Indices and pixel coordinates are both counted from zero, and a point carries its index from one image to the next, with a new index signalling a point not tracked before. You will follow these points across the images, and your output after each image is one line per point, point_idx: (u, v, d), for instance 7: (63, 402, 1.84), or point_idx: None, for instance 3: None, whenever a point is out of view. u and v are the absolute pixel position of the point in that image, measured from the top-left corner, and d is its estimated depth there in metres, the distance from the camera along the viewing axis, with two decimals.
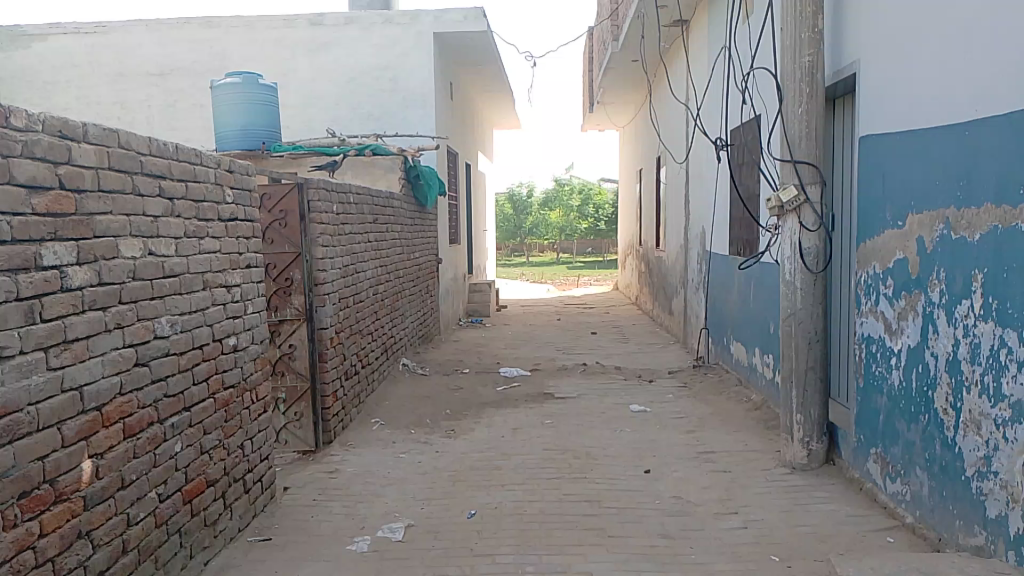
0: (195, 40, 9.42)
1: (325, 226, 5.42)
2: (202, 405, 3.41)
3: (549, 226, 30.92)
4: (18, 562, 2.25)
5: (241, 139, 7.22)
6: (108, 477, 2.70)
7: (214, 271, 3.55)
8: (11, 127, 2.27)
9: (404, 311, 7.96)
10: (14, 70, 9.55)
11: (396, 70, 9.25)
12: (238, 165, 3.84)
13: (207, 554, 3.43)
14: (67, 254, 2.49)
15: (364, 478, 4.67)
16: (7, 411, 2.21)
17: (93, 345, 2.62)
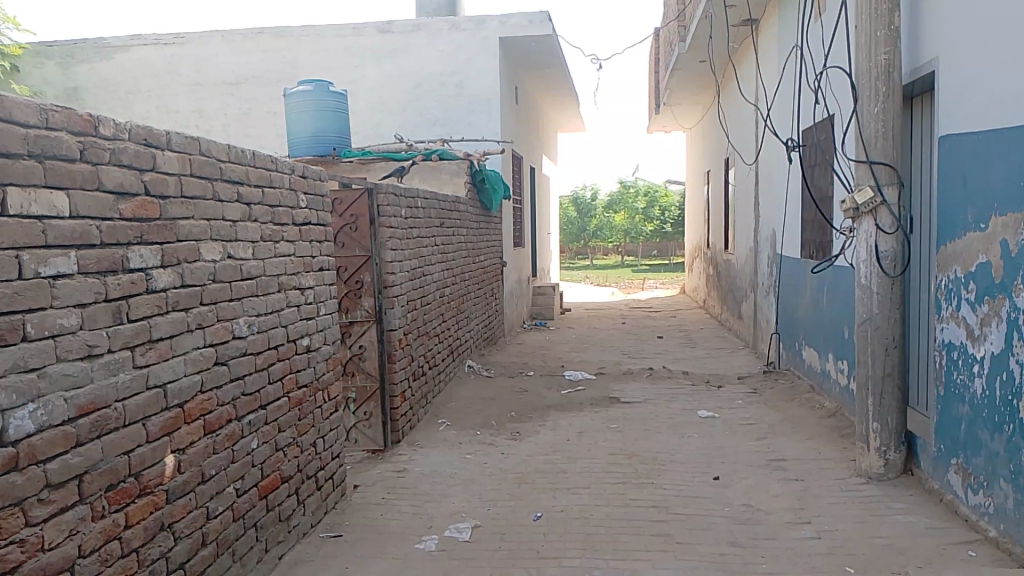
0: (267, 49, 9.70)
1: (394, 230, 5.51)
2: (277, 404, 3.51)
3: (614, 229, 30.73)
4: (106, 552, 2.35)
5: (312, 146, 7.40)
6: (189, 471, 2.80)
7: (289, 274, 3.65)
8: (101, 136, 2.38)
9: (470, 313, 8.02)
10: (98, 80, 9.97)
11: (462, 76, 9.34)
12: (311, 171, 3.94)
13: (282, 548, 3.52)
14: (152, 258, 2.59)
15: (432, 478, 4.72)
16: (96, 406, 2.31)
17: (175, 345, 2.72)
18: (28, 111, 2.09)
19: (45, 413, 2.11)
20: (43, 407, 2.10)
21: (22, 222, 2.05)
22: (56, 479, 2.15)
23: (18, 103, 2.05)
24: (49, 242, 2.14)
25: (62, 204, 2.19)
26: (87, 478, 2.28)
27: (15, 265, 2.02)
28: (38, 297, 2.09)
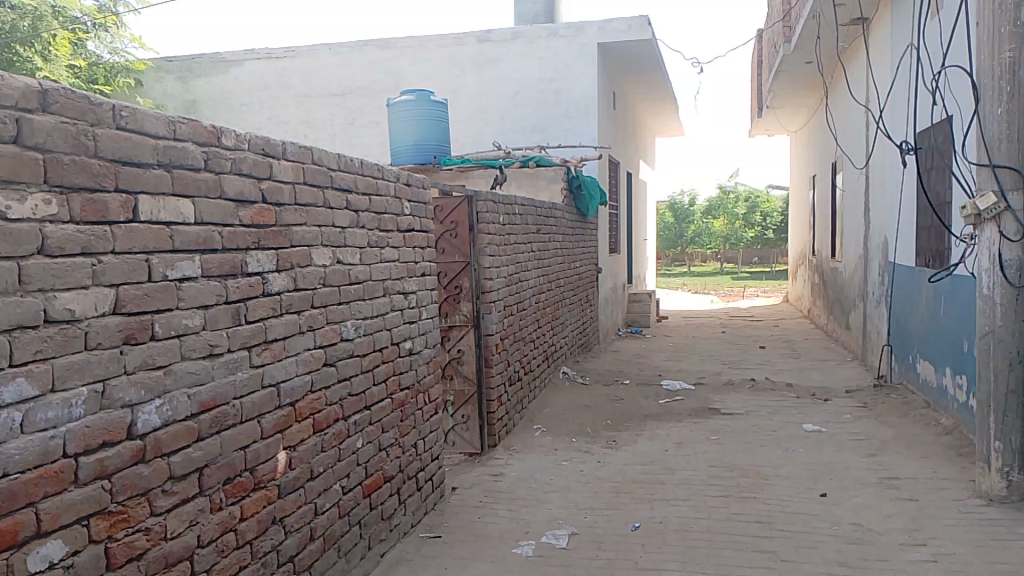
0: (372, 61, 10.01)
1: (494, 236, 5.58)
2: (381, 405, 3.61)
3: (713, 235, 30.09)
4: (223, 543, 2.47)
5: (414, 155, 7.57)
6: (299, 468, 2.91)
7: (393, 279, 3.75)
8: (223, 146, 2.51)
9: (565, 320, 8.03)
10: (214, 93, 10.48)
11: (561, 83, 9.35)
12: (415, 179, 4.04)
13: (383, 546, 3.61)
14: (268, 262, 2.72)
15: (528, 484, 4.74)
16: (216, 403, 2.43)
17: (289, 346, 2.84)
18: (158, 123, 2.22)
19: (170, 409, 2.23)
20: (168, 403, 2.23)
21: (152, 227, 2.17)
22: (179, 472, 2.27)
23: (149, 115, 2.19)
24: (176, 247, 2.27)
25: (188, 211, 2.32)
26: (207, 471, 2.40)
27: (145, 268, 2.14)
28: (165, 298, 2.22)
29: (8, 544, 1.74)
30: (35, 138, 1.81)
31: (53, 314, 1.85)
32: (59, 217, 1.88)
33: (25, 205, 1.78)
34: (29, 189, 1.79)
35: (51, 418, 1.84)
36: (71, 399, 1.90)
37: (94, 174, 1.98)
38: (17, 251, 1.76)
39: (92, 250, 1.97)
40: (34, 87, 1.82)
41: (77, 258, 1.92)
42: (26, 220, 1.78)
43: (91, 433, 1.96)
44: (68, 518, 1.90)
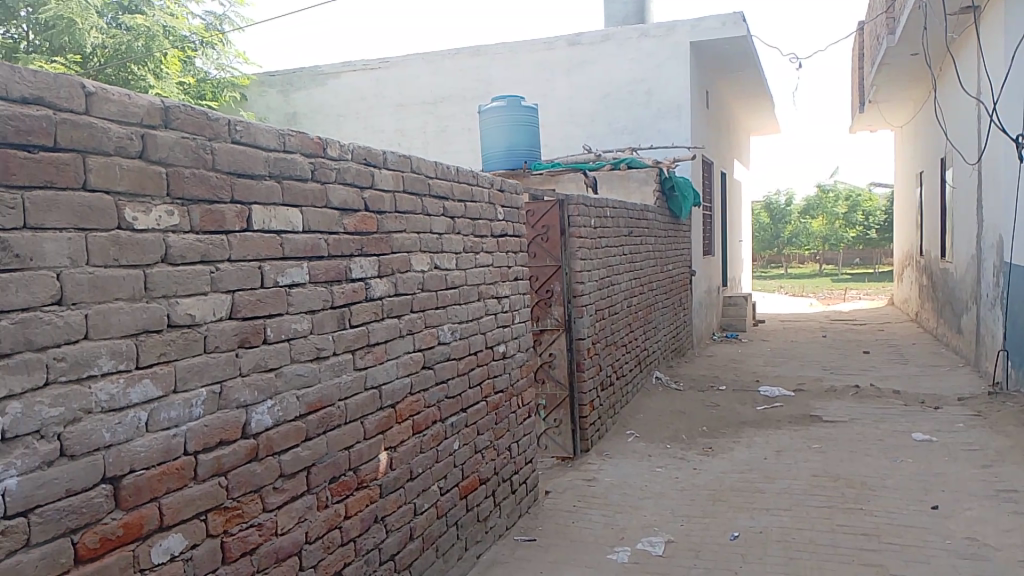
0: (464, 69, 10.17)
1: (585, 240, 5.57)
2: (476, 407, 3.65)
3: (811, 235, 29.05)
4: (329, 540, 2.56)
5: (505, 159, 7.62)
6: (399, 469, 2.98)
7: (488, 283, 3.80)
8: (328, 157, 2.60)
9: (658, 324, 7.92)
10: (314, 104, 10.87)
11: (652, 83, 9.26)
12: (508, 185, 4.08)
13: (479, 548, 3.65)
14: (370, 268, 2.80)
15: (622, 489, 4.70)
16: (323, 404, 2.53)
17: (389, 349, 2.92)
18: (269, 136, 2.33)
19: (281, 409, 2.33)
20: (279, 404, 2.33)
21: (264, 236, 2.28)
22: (289, 470, 2.37)
23: (261, 129, 2.29)
24: (286, 254, 2.37)
25: (297, 220, 2.42)
26: (314, 470, 2.49)
27: (258, 275, 2.25)
28: (276, 304, 2.32)
29: (135, 536, 1.85)
30: (158, 153, 1.93)
31: (175, 319, 1.96)
32: (181, 228, 1.99)
33: (151, 217, 1.90)
34: (153, 202, 1.91)
35: (173, 418, 1.95)
36: (190, 400, 2.00)
37: (212, 186, 2.09)
38: (142, 260, 1.87)
39: (211, 258, 2.08)
40: (157, 105, 1.93)
41: (197, 266, 2.03)
42: (151, 230, 1.90)
43: (209, 432, 2.07)
44: (188, 513, 2.00)
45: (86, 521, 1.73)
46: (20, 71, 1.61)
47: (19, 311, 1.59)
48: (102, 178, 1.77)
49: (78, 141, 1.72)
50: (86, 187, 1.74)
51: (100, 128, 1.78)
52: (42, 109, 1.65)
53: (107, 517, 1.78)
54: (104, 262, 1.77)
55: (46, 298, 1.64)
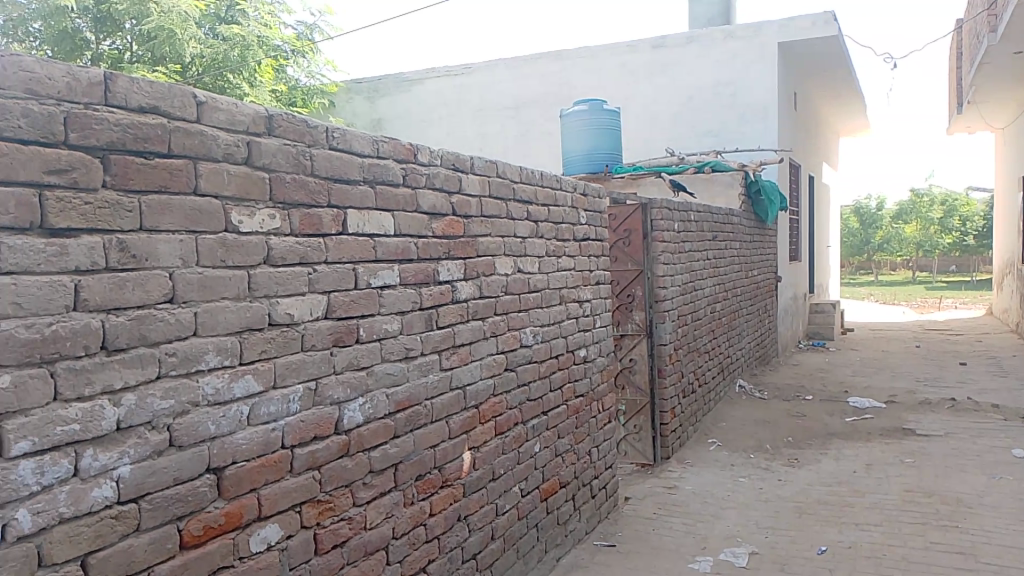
0: (546, 73, 10.19)
1: (668, 244, 5.51)
2: (557, 410, 3.66)
3: (903, 241, 27.81)
4: (414, 536, 2.61)
5: (586, 163, 7.60)
6: (482, 469, 3.02)
7: (569, 287, 3.81)
8: (419, 162, 2.67)
9: (742, 331, 7.76)
10: (399, 111, 11.14)
11: (738, 85, 9.09)
12: (591, 188, 4.08)
13: (559, 551, 3.66)
14: (457, 271, 2.86)
15: (704, 498, 4.63)
16: (410, 403, 2.59)
17: (474, 350, 2.96)
18: (364, 143, 2.39)
19: (371, 407, 2.40)
20: (370, 401, 2.40)
21: (358, 239, 2.35)
22: (378, 466, 2.44)
23: (356, 135, 2.36)
24: (378, 256, 2.44)
25: (388, 223, 2.49)
26: (401, 467, 2.55)
27: (352, 277, 2.32)
28: (369, 305, 2.39)
29: (235, 525, 1.93)
30: (263, 160, 2.02)
31: (276, 317, 2.04)
32: (282, 231, 2.07)
33: (255, 220, 1.98)
34: (257, 206, 1.99)
35: (272, 413, 2.04)
36: (288, 396, 2.09)
37: (311, 191, 2.17)
38: (246, 262, 1.96)
39: (309, 260, 2.16)
40: (262, 113, 2.02)
41: (296, 268, 2.11)
42: (255, 233, 1.99)
43: (305, 427, 2.14)
44: (284, 505, 2.08)
45: (192, 508, 1.82)
46: (138, 82, 1.71)
47: (135, 308, 1.69)
48: (211, 183, 1.87)
49: (189, 148, 1.82)
50: (197, 191, 1.83)
51: (210, 136, 1.87)
52: (157, 117, 1.75)
53: (210, 505, 1.87)
54: (212, 263, 1.86)
55: (160, 296, 1.74)
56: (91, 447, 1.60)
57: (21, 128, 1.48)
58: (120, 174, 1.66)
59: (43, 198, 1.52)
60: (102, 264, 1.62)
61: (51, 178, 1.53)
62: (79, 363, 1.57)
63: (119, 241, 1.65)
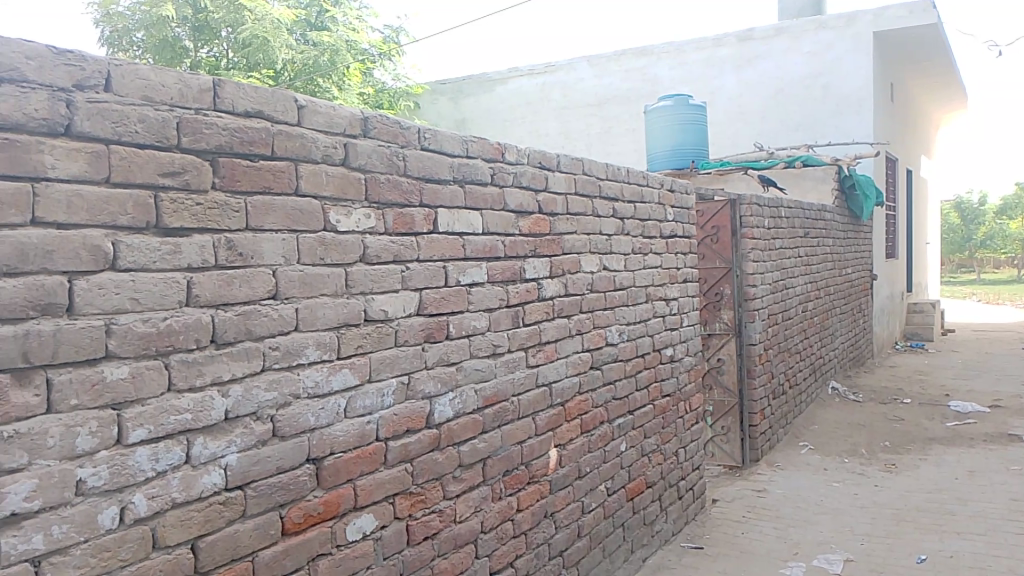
0: (629, 69, 10.10)
1: (757, 241, 5.40)
2: (643, 410, 3.63)
3: (1008, 237, 26.38)
4: (502, 531, 2.64)
5: (671, 159, 7.48)
6: (568, 466, 3.03)
7: (656, 285, 3.77)
8: (506, 161, 2.69)
9: (835, 331, 7.50)
10: (482, 111, 11.27)
11: (830, 77, 8.81)
12: (678, 185, 4.03)
13: (645, 551, 3.63)
14: (543, 269, 2.87)
15: (796, 503, 4.50)
16: (498, 399, 2.62)
17: (560, 348, 2.97)
18: (453, 142, 2.43)
19: (460, 402, 2.44)
20: (459, 397, 2.44)
21: (449, 237, 2.39)
22: (467, 461, 2.48)
23: (447, 136, 2.41)
24: (467, 255, 2.47)
25: (477, 222, 2.52)
26: (490, 462, 2.59)
27: (442, 274, 2.37)
28: (458, 302, 2.43)
29: (333, 513, 2.00)
30: (358, 160, 2.08)
31: (371, 314, 2.11)
32: (377, 230, 2.13)
33: (352, 219, 2.05)
34: (354, 205, 2.06)
35: (367, 406, 2.10)
36: (382, 389, 2.15)
37: (403, 191, 2.23)
38: (344, 260, 2.02)
39: (402, 258, 2.21)
40: (358, 116, 2.09)
41: (390, 266, 2.17)
42: (351, 232, 2.05)
43: (397, 421, 2.20)
44: (378, 496, 2.14)
45: (293, 497, 1.89)
46: (243, 87, 1.78)
47: (242, 304, 1.76)
48: (311, 183, 1.93)
49: (291, 150, 1.89)
50: (298, 192, 1.90)
51: (310, 138, 1.94)
52: (262, 121, 1.82)
53: (310, 494, 1.94)
54: (312, 260, 1.93)
55: (264, 293, 1.82)
56: (201, 436, 1.68)
57: (138, 133, 1.58)
58: (228, 176, 1.74)
59: (158, 199, 1.60)
60: (212, 262, 1.70)
61: (165, 180, 1.62)
62: (192, 356, 1.66)
63: (228, 240, 1.73)
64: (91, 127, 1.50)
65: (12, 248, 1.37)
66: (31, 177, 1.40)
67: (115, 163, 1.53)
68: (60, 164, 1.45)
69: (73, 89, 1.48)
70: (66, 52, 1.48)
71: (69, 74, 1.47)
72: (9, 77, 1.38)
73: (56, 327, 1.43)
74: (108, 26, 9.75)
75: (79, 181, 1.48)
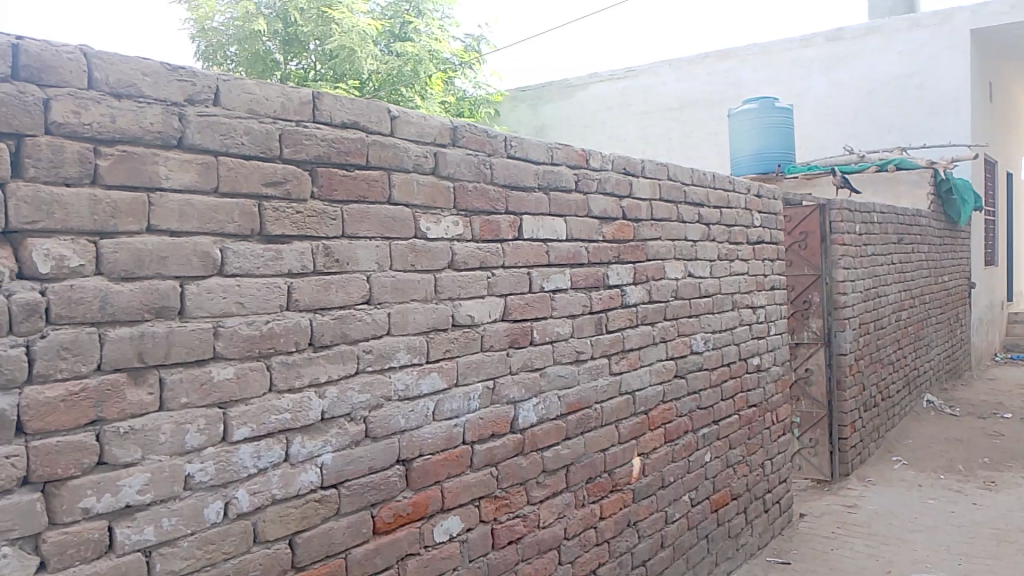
0: (712, 72, 9.95)
1: (848, 247, 5.23)
2: (729, 420, 3.57)
3: None
4: (585, 537, 2.64)
5: (757, 163, 7.33)
6: (652, 475, 3.00)
7: (742, 292, 3.70)
8: (591, 168, 2.70)
9: (930, 341, 7.20)
10: (561, 117, 11.30)
11: (924, 77, 8.49)
12: (766, 190, 3.95)
13: (730, 565, 3.57)
14: (626, 275, 2.86)
15: (888, 519, 4.34)
16: (581, 406, 2.63)
17: (644, 355, 2.96)
18: (539, 150, 2.46)
19: (544, 408, 2.46)
20: (543, 402, 2.45)
21: (533, 244, 2.42)
22: (551, 466, 2.49)
23: (532, 144, 2.43)
24: (551, 261, 2.49)
25: (561, 229, 2.54)
26: (573, 468, 2.59)
27: (527, 280, 2.39)
28: (542, 308, 2.45)
29: (421, 514, 2.04)
30: (448, 169, 2.12)
31: (459, 319, 2.15)
32: (464, 237, 2.17)
33: (441, 227, 2.09)
34: (443, 213, 2.10)
35: (454, 409, 2.14)
36: (469, 393, 2.18)
37: (491, 199, 2.26)
38: (433, 266, 2.07)
39: (488, 265, 2.25)
40: (448, 125, 2.13)
41: (477, 272, 2.21)
42: (440, 239, 2.09)
43: (483, 424, 2.23)
44: (465, 498, 2.17)
45: (384, 497, 1.94)
46: (341, 100, 1.85)
47: (338, 308, 1.83)
48: (403, 192, 1.99)
49: (385, 160, 1.95)
50: (391, 201, 1.96)
51: (402, 147, 1.99)
52: (358, 131, 1.88)
53: (399, 495, 1.98)
54: (404, 267, 1.99)
55: (359, 298, 1.88)
56: (299, 435, 1.74)
57: (244, 145, 1.65)
58: (326, 185, 1.81)
59: (262, 208, 1.68)
60: (311, 268, 1.77)
61: (268, 190, 1.69)
62: (291, 357, 1.73)
63: (325, 246, 1.80)
64: (202, 140, 1.58)
65: (130, 255, 1.46)
66: (147, 187, 1.49)
67: (223, 173, 1.61)
68: (173, 174, 1.53)
69: (185, 104, 1.56)
70: (179, 68, 1.56)
71: (182, 90, 1.56)
72: (127, 93, 1.47)
73: (168, 329, 1.51)
74: (204, 41, 10.23)
75: (190, 191, 1.56)
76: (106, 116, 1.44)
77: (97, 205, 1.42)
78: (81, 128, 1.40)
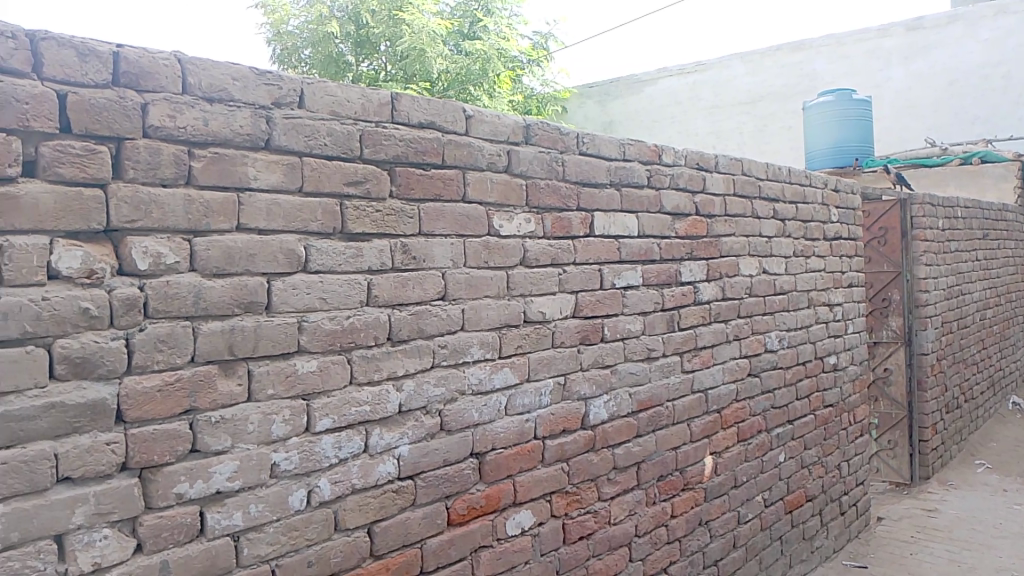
0: (785, 65, 9.74)
1: (931, 244, 5.05)
2: (804, 420, 3.50)
3: None
4: (656, 535, 2.63)
5: (832, 157, 7.12)
6: (724, 474, 2.97)
7: (819, 289, 3.62)
8: (663, 164, 2.69)
9: (1017, 341, 6.89)
10: (630, 112, 11.23)
11: (1012, 66, 8.13)
12: (843, 184, 3.86)
13: (804, 567, 3.50)
14: (699, 272, 2.84)
15: (971, 525, 4.19)
16: (652, 403, 2.62)
17: (716, 353, 2.93)
18: (611, 147, 2.46)
19: (615, 405, 2.46)
20: (614, 399, 2.46)
21: (605, 241, 2.42)
22: (622, 463, 2.49)
23: (605, 141, 2.44)
24: (623, 257, 2.49)
25: (633, 225, 2.53)
26: (644, 466, 2.59)
27: (598, 277, 2.40)
28: (614, 304, 2.46)
29: (493, 507, 2.07)
30: (521, 167, 2.15)
31: (531, 315, 2.17)
32: (536, 234, 2.19)
33: (514, 224, 2.12)
34: (516, 211, 2.13)
35: (526, 404, 2.16)
36: (540, 389, 2.20)
37: (562, 196, 2.27)
38: (505, 263, 2.10)
39: (560, 261, 2.27)
40: (521, 124, 2.15)
41: (548, 269, 2.23)
42: (513, 236, 2.12)
43: (555, 420, 2.25)
44: (536, 493, 2.19)
45: (457, 489, 1.98)
46: (418, 100, 1.89)
47: (415, 304, 1.87)
48: (477, 191, 2.02)
49: (459, 159, 1.98)
50: (465, 199, 1.99)
51: (476, 146, 2.02)
52: (434, 131, 1.93)
53: (472, 488, 2.02)
54: (477, 264, 2.02)
55: (434, 294, 1.92)
56: (378, 427, 1.80)
57: (327, 146, 1.71)
58: (404, 184, 1.85)
59: (343, 207, 1.73)
60: (389, 265, 1.81)
61: (350, 189, 1.75)
62: (371, 351, 1.78)
63: (403, 244, 1.84)
64: (288, 141, 1.64)
65: (221, 252, 1.53)
66: (237, 187, 1.56)
67: (307, 173, 1.67)
68: (261, 175, 1.60)
69: (273, 107, 1.62)
70: (267, 72, 1.62)
71: (269, 93, 1.62)
72: (219, 97, 1.54)
73: (256, 324, 1.58)
74: (280, 44, 10.56)
75: (277, 190, 1.62)
76: (199, 119, 1.51)
77: (191, 205, 1.49)
78: (177, 132, 1.48)
